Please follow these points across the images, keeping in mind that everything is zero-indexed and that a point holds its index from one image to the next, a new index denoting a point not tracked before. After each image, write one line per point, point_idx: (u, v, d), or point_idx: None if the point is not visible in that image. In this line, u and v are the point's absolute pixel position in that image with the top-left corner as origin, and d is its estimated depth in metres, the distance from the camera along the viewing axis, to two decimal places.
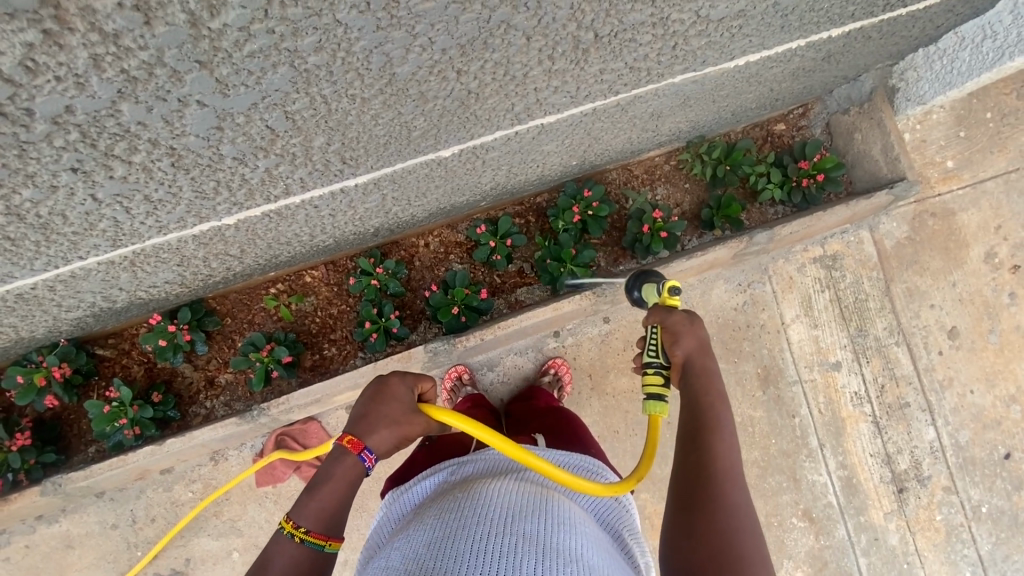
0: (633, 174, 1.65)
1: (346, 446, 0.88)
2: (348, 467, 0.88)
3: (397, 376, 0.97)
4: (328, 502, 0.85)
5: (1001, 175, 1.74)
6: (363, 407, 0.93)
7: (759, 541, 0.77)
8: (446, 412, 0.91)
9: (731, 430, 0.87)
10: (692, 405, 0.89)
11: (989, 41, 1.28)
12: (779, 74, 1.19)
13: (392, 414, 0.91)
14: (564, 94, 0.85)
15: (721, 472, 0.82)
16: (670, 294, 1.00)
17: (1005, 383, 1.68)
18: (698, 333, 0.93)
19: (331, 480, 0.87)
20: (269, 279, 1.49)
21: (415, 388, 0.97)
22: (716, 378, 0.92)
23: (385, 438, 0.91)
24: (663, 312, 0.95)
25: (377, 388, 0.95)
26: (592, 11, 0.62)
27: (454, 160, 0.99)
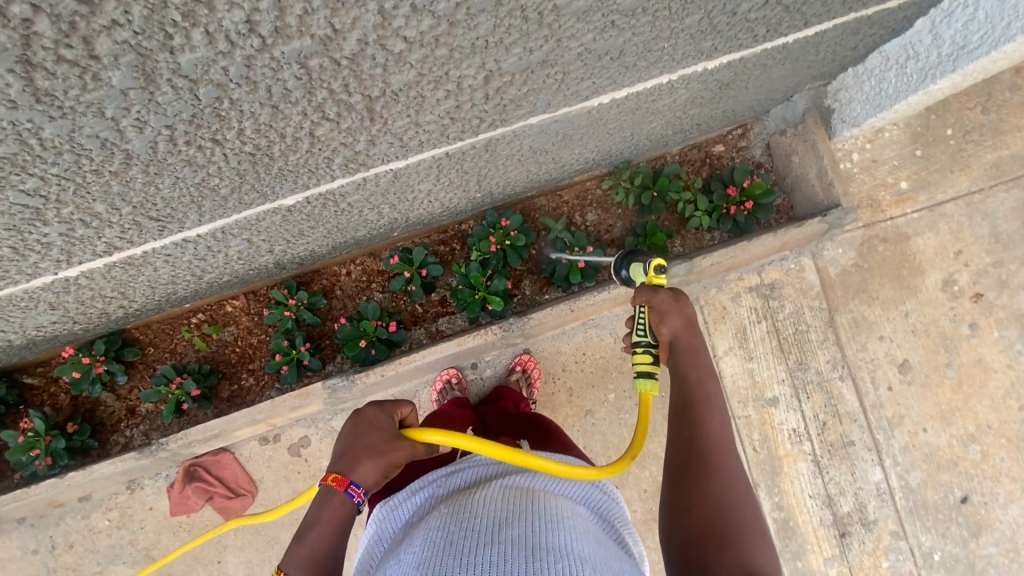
0: (563, 200, 1.60)
1: (331, 485, 0.87)
2: (337, 507, 0.87)
3: (374, 406, 0.96)
4: (318, 546, 0.84)
5: (963, 196, 1.62)
6: (346, 441, 0.92)
7: (757, 510, 0.76)
8: (430, 431, 0.90)
9: (722, 402, 0.85)
10: (682, 382, 0.86)
11: (912, 62, 1.18)
12: (673, 104, 1.13)
13: (374, 444, 0.90)
14: (388, 145, 0.82)
15: (713, 447, 0.80)
16: (655, 273, 0.94)
17: (963, 421, 1.56)
18: (684, 310, 0.88)
19: (319, 524, 0.86)
20: (189, 309, 1.51)
21: (395, 415, 0.95)
22: (705, 353, 0.88)
23: (370, 470, 0.89)
24: (648, 292, 0.90)
25: (356, 421, 0.94)
26: (334, 80, 0.59)
27: (307, 206, 0.98)
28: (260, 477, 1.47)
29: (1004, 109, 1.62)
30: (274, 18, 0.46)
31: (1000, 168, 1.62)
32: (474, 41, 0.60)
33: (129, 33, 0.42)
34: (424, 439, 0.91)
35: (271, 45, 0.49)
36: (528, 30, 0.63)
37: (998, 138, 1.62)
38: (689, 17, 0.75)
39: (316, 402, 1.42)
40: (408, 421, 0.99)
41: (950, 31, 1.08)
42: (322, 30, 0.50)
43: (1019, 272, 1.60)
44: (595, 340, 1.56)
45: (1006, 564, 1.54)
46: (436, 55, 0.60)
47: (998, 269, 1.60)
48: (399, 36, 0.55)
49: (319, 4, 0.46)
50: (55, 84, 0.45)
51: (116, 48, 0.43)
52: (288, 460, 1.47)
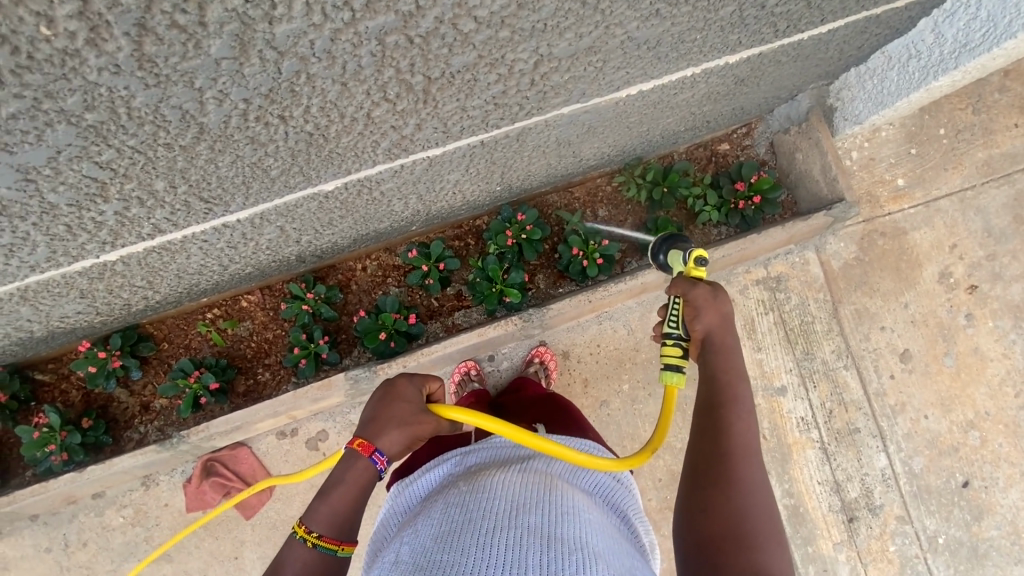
0: (574, 196, 1.64)
1: (357, 449, 0.90)
2: (360, 470, 0.89)
3: (404, 377, 0.98)
4: (340, 505, 0.87)
5: (956, 193, 1.70)
6: (373, 410, 0.94)
7: (773, 518, 0.78)
8: (456, 409, 0.93)
9: (750, 407, 0.85)
10: (711, 382, 0.87)
11: (914, 61, 1.25)
12: (691, 98, 1.17)
13: (402, 415, 0.93)
14: (432, 130, 0.84)
15: (737, 452, 0.81)
16: (696, 263, 0.93)
17: (962, 408, 1.63)
18: (721, 306, 0.89)
19: (343, 484, 0.89)
20: (205, 304, 1.51)
21: (422, 389, 0.98)
22: (737, 354, 0.89)
23: (395, 439, 0.92)
24: (685, 283, 0.89)
25: (385, 391, 0.97)
26: (404, 59, 0.62)
27: (343, 193, 0.99)
28: (277, 472, 1.47)
29: (994, 109, 1.72)
30: None
31: (989, 166, 1.71)
32: (536, 23, 0.64)
33: (240, 1, 0.45)
34: (449, 417, 0.95)
35: (359, 19, 0.52)
36: (583, 15, 0.66)
37: (986, 138, 1.72)
38: (723, 8, 0.80)
39: (337, 394, 1.43)
40: (435, 396, 1.02)
41: (952, 30, 1.15)
42: (407, 5, 0.53)
43: (1010, 264, 1.68)
44: (609, 332, 1.59)
45: (1006, 546, 1.59)
46: (500, 36, 0.64)
47: (991, 261, 1.68)
48: (472, 16, 0.58)
49: None
50: (159, 50, 0.47)
51: (225, 16, 0.46)
52: (306, 454, 1.47)
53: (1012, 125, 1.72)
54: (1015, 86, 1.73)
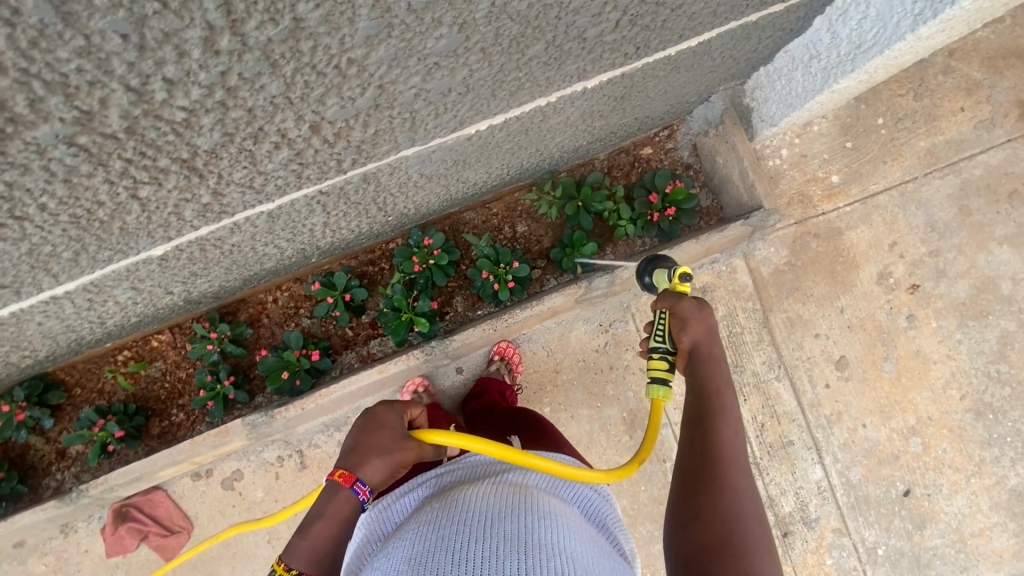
0: (491, 212, 1.57)
1: (339, 480, 0.92)
2: (342, 502, 0.91)
3: (384, 405, 1.01)
4: (320, 540, 0.89)
5: (895, 186, 1.60)
6: (354, 441, 0.97)
7: (765, 524, 0.73)
8: (439, 433, 0.96)
9: (737, 415, 0.81)
10: (698, 390, 0.83)
11: (815, 61, 1.15)
12: (570, 119, 1.10)
13: (383, 443, 0.95)
14: (239, 193, 0.79)
15: (725, 459, 0.76)
16: (680, 280, 0.92)
17: (903, 415, 1.56)
18: (707, 318, 0.86)
19: (324, 519, 0.90)
20: (113, 347, 1.49)
21: (404, 415, 1.01)
22: (725, 366, 0.85)
23: (377, 468, 0.93)
24: (671, 297, 0.88)
25: (366, 419, 0.99)
26: (125, 151, 0.56)
27: (183, 253, 0.95)
28: (195, 513, 1.47)
29: (938, 93, 1.61)
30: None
31: (932, 156, 1.61)
32: (272, 100, 0.57)
33: None
34: (432, 441, 0.98)
35: (14, 132, 0.47)
36: (333, 83, 0.59)
37: (930, 125, 1.61)
38: (530, 47, 0.71)
39: (242, 436, 1.41)
40: (416, 423, 1.05)
41: (846, 30, 1.05)
42: (68, 113, 0.47)
43: (955, 261, 1.59)
44: (529, 354, 1.54)
45: (951, 555, 1.54)
46: (235, 116, 0.57)
47: (934, 258, 1.59)
48: (174, 106, 0.52)
49: (46, 92, 0.44)
50: None
51: None
52: (222, 494, 1.46)
53: (958, 109, 1.61)
54: (962, 65, 1.61)
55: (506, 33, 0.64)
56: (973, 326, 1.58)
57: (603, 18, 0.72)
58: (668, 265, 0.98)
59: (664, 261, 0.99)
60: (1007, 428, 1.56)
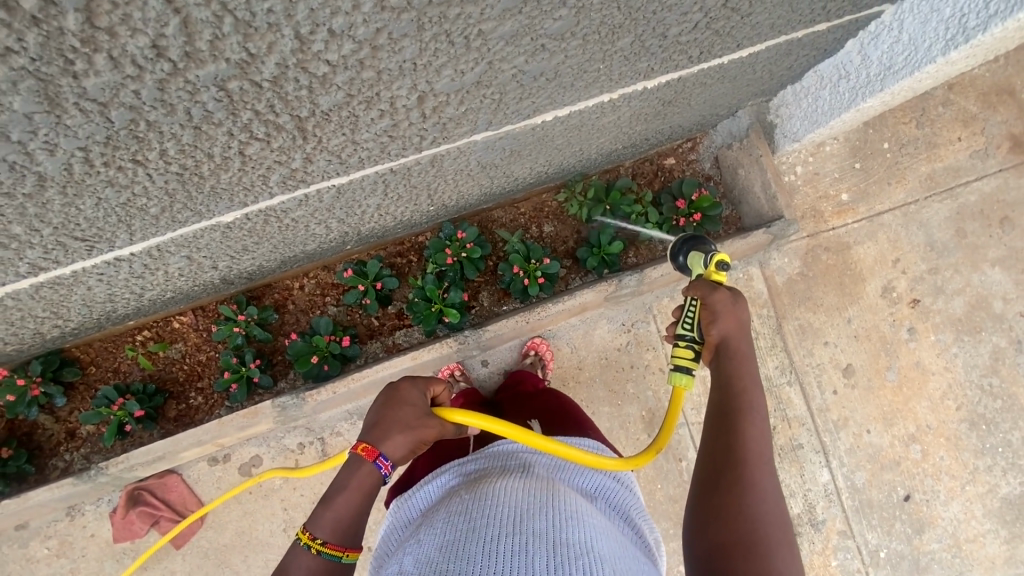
0: (520, 211, 1.62)
1: (360, 454, 0.87)
2: (365, 475, 0.87)
3: (408, 380, 0.97)
4: (344, 512, 0.85)
5: (899, 207, 1.71)
6: (376, 414, 0.92)
7: (787, 522, 0.76)
8: (462, 413, 0.94)
9: (763, 412, 0.84)
10: (724, 386, 0.86)
11: (843, 81, 1.24)
12: (618, 120, 1.15)
13: (406, 418, 0.91)
14: (326, 161, 0.81)
15: (749, 457, 0.79)
16: (716, 268, 0.96)
17: (904, 422, 1.64)
18: (739, 312, 0.88)
19: (347, 491, 0.86)
20: (134, 326, 1.46)
21: (427, 392, 0.97)
22: (753, 361, 0.88)
23: (399, 443, 0.89)
24: (705, 287, 0.90)
25: (389, 394, 0.94)
26: (258, 101, 0.59)
27: (246, 223, 0.96)
28: (209, 500, 1.43)
29: (938, 123, 1.74)
30: (183, 43, 0.46)
31: (932, 180, 1.73)
32: (402, 64, 0.61)
33: (25, 59, 0.42)
34: (454, 421, 0.95)
35: (184, 68, 0.49)
36: (456, 53, 0.63)
37: (930, 152, 1.73)
38: (621, 40, 0.76)
39: (266, 421, 1.39)
40: (438, 399, 1.01)
41: (877, 53, 1.14)
42: (236, 54, 0.49)
43: (951, 278, 1.70)
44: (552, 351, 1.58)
45: (948, 559, 1.61)
46: (364, 77, 0.60)
47: (933, 275, 1.70)
48: (322, 60, 0.55)
49: (231, 30, 0.46)
50: None
51: (14, 74, 0.43)
52: (238, 480, 1.44)
53: (955, 139, 1.74)
54: (959, 99, 1.75)
55: (609, 22, 0.69)
56: (968, 341, 1.69)
57: (687, 18, 0.78)
58: (705, 250, 1.01)
59: (702, 243, 1.04)
60: (999, 438, 1.66)
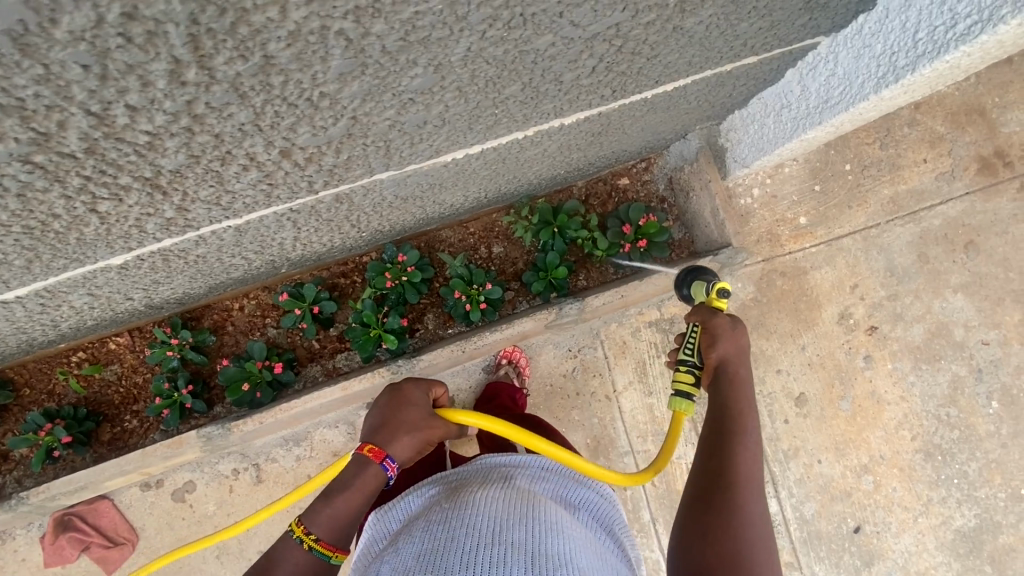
0: (468, 231, 1.57)
1: (367, 455, 0.88)
2: (370, 477, 0.87)
3: (411, 382, 1.00)
4: (343, 512, 0.85)
5: (859, 231, 1.66)
6: (382, 415, 0.94)
7: (772, 549, 0.72)
8: (465, 414, 0.97)
9: (758, 438, 0.81)
10: (720, 407, 0.83)
11: (786, 111, 1.19)
12: (546, 150, 1.11)
13: (415, 420, 0.93)
14: (204, 209, 0.77)
15: (741, 479, 0.76)
16: (717, 296, 0.95)
17: (857, 453, 1.61)
18: (739, 338, 0.88)
19: (348, 490, 0.86)
20: (67, 347, 1.43)
21: (429, 394, 1.00)
22: (750, 386, 0.85)
23: (406, 445, 0.91)
24: (706, 312, 0.92)
25: (393, 395, 0.97)
26: (83, 169, 0.55)
27: (143, 263, 0.93)
28: (142, 525, 1.42)
29: (903, 144, 1.68)
30: None
31: (895, 204, 1.67)
32: (240, 127, 0.57)
33: None
34: (456, 420, 0.99)
35: None
36: (305, 113, 0.59)
37: (894, 173, 1.67)
38: (507, 88, 0.72)
39: (196, 448, 1.36)
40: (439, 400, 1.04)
41: (815, 84, 1.09)
42: (23, 133, 0.46)
43: (912, 305, 1.66)
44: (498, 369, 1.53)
45: None
46: (201, 140, 0.57)
47: (893, 302, 1.65)
48: (137, 130, 0.51)
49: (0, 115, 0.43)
50: None
51: None
52: (171, 506, 1.42)
53: (921, 160, 1.68)
54: (926, 119, 1.69)
55: (482, 75, 0.65)
56: (927, 370, 1.65)
57: (579, 64, 0.73)
58: (707, 280, 1.00)
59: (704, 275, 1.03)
60: (955, 470, 1.62)
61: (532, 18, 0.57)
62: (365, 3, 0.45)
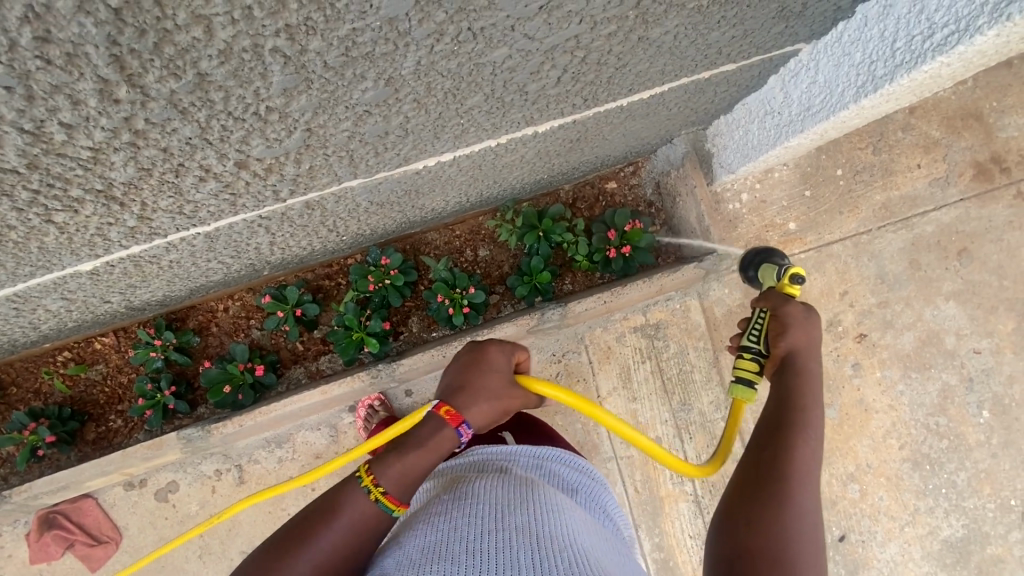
0: (454, 234, 1.56)
1: (444, 416, 0.82)
2: (445, 440, 0.81)
3: (494, 345, 0.91)
4: (415, 469, 0.79)
5: (850, 237, 1.64)
6: (459, 377, 0.87)
7: (819, 545, 0.67)
8: (545, 383, 0.89)
9: (821, 435, 0.74)
10: (780, 398, 0.77)
11: (769, 117, 1.17)
12: (524, 156, 1.09)
13: (494, 388, 0.86)
14: (167, 218, 0.77)
15: (794, 471, 0.70)
16: (790, 281, 0.90)
17: (843, 461, 1.60)
18: (811, 328, 0.82)
19: (421, 448, 0.80)
20: (53, 347, 1.43)
21: (511, 360, 0.92)
22: (819, 382, 0.79)
23: (484, 411, 0.85)
24: (777, 299, 0.86)
25: (472, 354, 0.90)
26: (29, 182, 0.55)
27: (114, 269, 0.93)
28: (125, 524, 1.43)
29: (896, 149, 1.65)
30: None
31: (887, 210, 1.65)
32: (188, 141, 0.56)
33: None
34: (533, 390, 0.91)
35: None
36: (255, 126, 0.58)
37: (886, 179, 1.65)
38: (469, 98, 0.71)
39: (177, 449, 1.37)
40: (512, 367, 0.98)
41: (797, 92, 1.07)
42: None
43: (902, 312, 1.64)
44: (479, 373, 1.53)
45: None
46: (151, 154, 0.57)
47: (883, 309, 1.63)
48: (78, 146, 0.51)
49: None
50: None
51: None
52: (155, 505, 1.43)
53: (915, 165, 1.65)
54: (921, 123, 1.66)
55: (438, 86, 0.64)
56: (916, 378, 1.63)
57: (542, 75, 0.72)
58: (776, 265, 0.97)
59: (774, 257, 1.03)
60: (943, 480, 1.60)
61: (482, 31, 0.56)
62: (297, 21, 0.44)
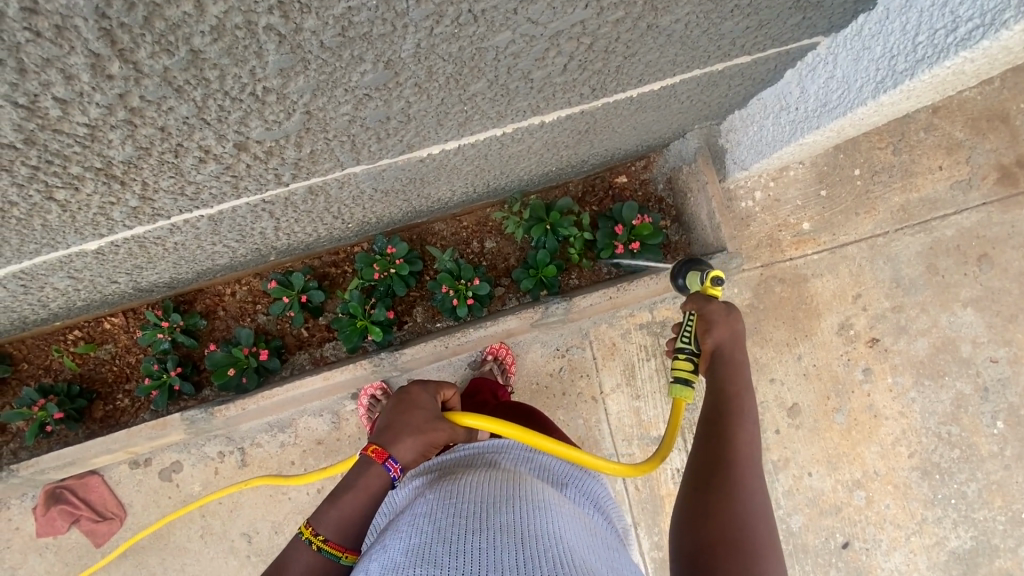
0: (461, 225, 1.55)
1: (370, 455, 0.87)
2: (374, 477, 0.86)
3: (419, 386, 0.99)
4: (349, 510, 0.84)
5: (865, 239, 1.60)
6: (387, 418, 0.93)
7: (774, 529, 0.68)
8: (471, 416, 0.94)
9: (756, 419, 0.77)
10: (716, 393, 0.79)
11: (784, 113, 1.15)
12: (532, 147, 1.08)
13: (416, 422, 0.91)
14: (169, 199, 0.77)
15: (740, 460, 0.72)
16: (711, 284, 0.90)
17: (850, 467, 1.57)
18: (735, 324, 0.83)
19: (354, 490, 0.86)
20: (64, 325, 1.46)
21: (437, 396, 0.98)
22: (747, 371, 0.82)
23: (409, 446, 0.89)
24: (700, 299, 0.86)
25: (400, 399, 0.97)
26: (28, 158, 0.56)
27: (118, 250, 0.93)
28: (130, 501, 1.46)
29: (918, 149, 1.60)
30: None
31: (906, 212, 1.60)
32: (185, 120, 0.56)
33: None
34: (464, 424, 0.95)
35: None
36: (253, 107, 0.58)
37: (906, 180, 1.60)
38: (472, 85, 0.70)
39: (181, 430, 1.39)
40: (449, 405, 1.03)
41: (814, 87, 1.04)
42: None
43: (917, 318, 1.60)
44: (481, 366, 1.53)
45: None
46: (148, 133, 0.57)
47: (897, 313, 1.59)
48: (74, 122, 0.51)
49: None
50: None
51: None
52: (159, 484, 1.46)
53: (936, 167, 1.60)
54: (944, 124, 1.60)
55: (440, 71, 0.63)
56: (929, 385, 1.59)
57: (547, 62, 0.70)
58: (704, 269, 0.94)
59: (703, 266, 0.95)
60: (953, 490, 1.57)
61: (483, 14, 0.55)
62: None
